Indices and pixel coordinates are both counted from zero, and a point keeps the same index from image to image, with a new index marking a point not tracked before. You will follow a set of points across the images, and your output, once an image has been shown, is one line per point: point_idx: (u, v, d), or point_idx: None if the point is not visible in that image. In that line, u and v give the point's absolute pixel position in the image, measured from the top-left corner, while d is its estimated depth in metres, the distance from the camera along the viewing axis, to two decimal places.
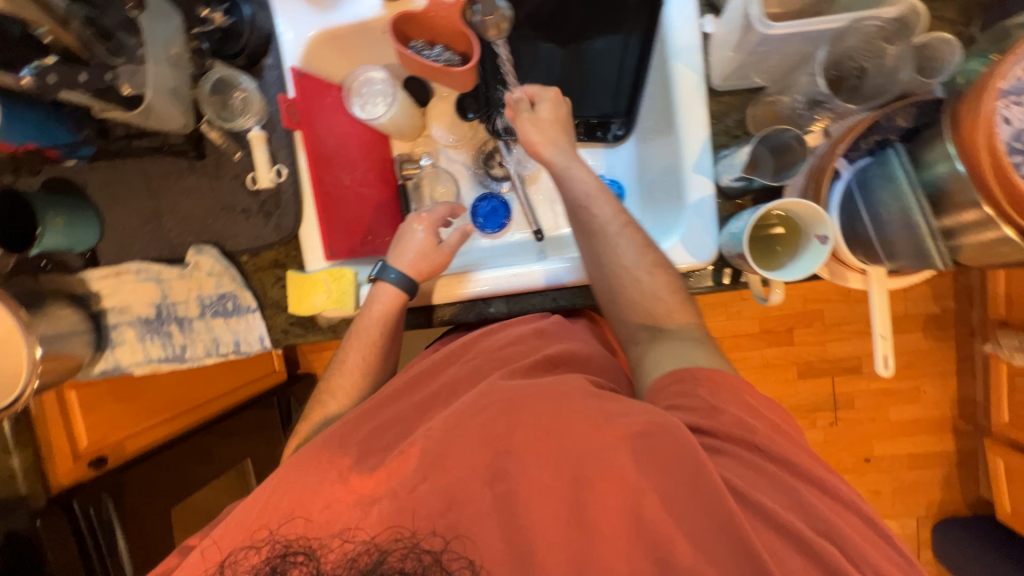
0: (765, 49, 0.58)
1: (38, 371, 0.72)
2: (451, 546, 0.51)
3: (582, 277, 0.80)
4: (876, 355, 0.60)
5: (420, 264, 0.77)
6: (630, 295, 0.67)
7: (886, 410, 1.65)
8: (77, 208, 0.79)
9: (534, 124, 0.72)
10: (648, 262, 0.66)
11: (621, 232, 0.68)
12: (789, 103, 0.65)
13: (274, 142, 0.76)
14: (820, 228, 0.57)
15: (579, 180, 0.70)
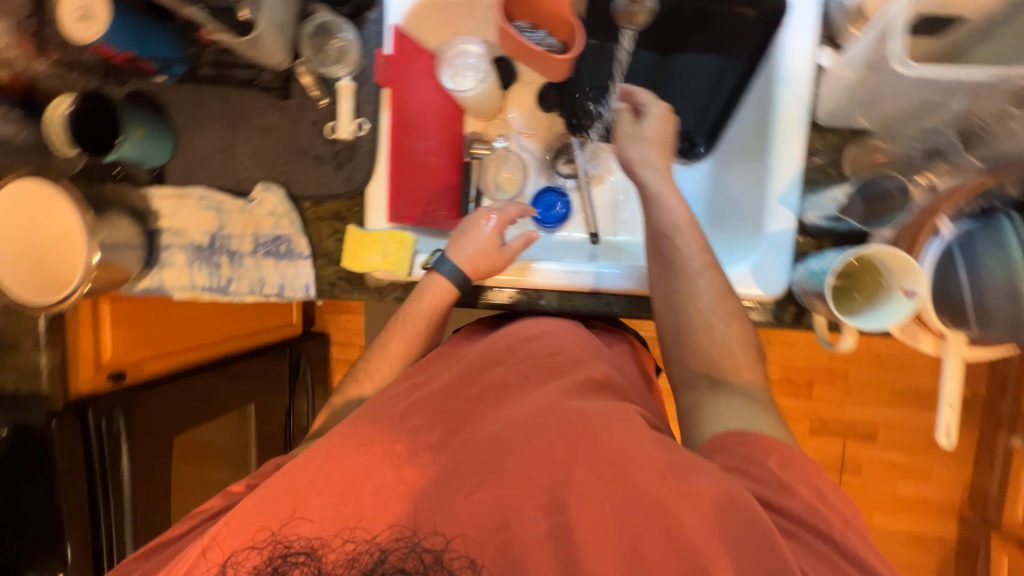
0: (888, 91, 0.57)
1: (89, 278, 0.73)
2: (454, 542, 0.53)
3: (634, 286, 0.80)
4: (938, 425, 0.58)
5: (477, 263, 0.76)
6: (700, 338, 0.66)
7: (894, 483, 1.61)
8: (155, 121, 0.79)
9: (636, 141, 0.74)
10: (725, 311, 0.66)
11: (703, 272, 0.67)
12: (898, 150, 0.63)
13: (361, 96, 0.75)
14: (910, 282, 0.54)
15: (669, 210, 0.70)
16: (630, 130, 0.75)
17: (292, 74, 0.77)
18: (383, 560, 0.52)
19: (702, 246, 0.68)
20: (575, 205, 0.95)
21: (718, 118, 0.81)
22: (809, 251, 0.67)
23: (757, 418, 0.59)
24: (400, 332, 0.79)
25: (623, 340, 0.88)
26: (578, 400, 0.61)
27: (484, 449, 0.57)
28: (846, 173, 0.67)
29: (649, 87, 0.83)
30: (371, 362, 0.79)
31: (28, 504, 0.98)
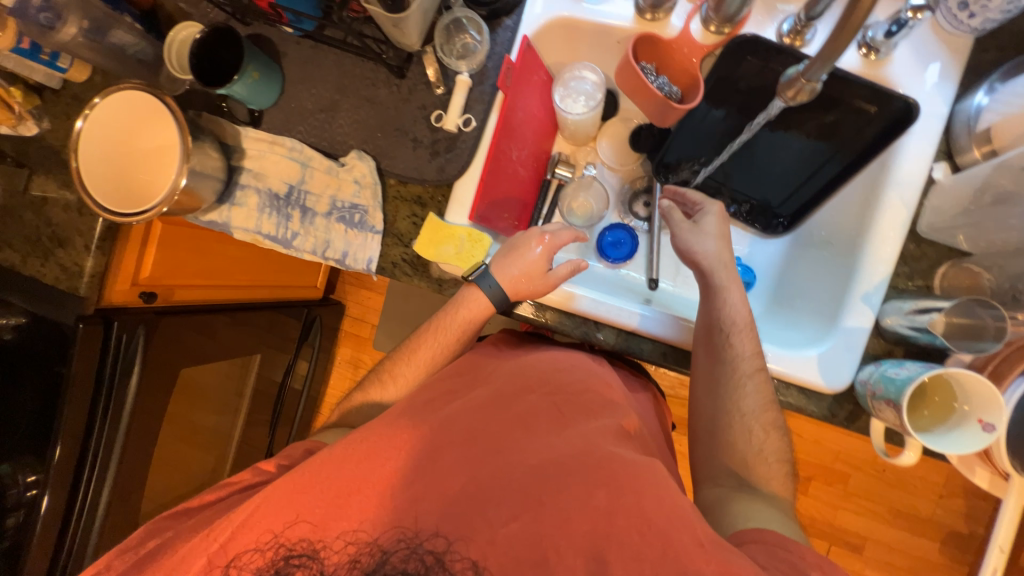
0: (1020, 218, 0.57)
1: (169, 201, 0.73)
2: (454, 549, 0.54)
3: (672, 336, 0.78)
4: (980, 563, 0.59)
5: (520, 285, 0.74)
6: (735, 438, 0.66)
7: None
8: (269, 65, 0.80)
9: (695, 235, 0.74)
10: (765, 421, 0.66)
11: (752, 375, 0.67)
12: (989, 282, 0.63)
13: (475, 94, 0.77)
14: (990, 415, 0.54)
15: (732, 306, 0.69)
16: (688, 224, 0.76)
17: (413, 57, 0.79)
18: (384, 562, 0.54)
19: (754, 352, 0.67)
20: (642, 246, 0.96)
21: (807, 201, 0.82)
22: (879, 354, 0.67)
23: (777, 515, 0.59)
24: (430, 328, 0.79)
25: (646, 389, 0.86)
26: (618, 447, 0.60)
27: (524, 479, 0.57)
28: (933, 287, 0.66)
29: (747, 155, 0.84)
30: (393, 363, 0.79)
31: (23, 406, 0.95)
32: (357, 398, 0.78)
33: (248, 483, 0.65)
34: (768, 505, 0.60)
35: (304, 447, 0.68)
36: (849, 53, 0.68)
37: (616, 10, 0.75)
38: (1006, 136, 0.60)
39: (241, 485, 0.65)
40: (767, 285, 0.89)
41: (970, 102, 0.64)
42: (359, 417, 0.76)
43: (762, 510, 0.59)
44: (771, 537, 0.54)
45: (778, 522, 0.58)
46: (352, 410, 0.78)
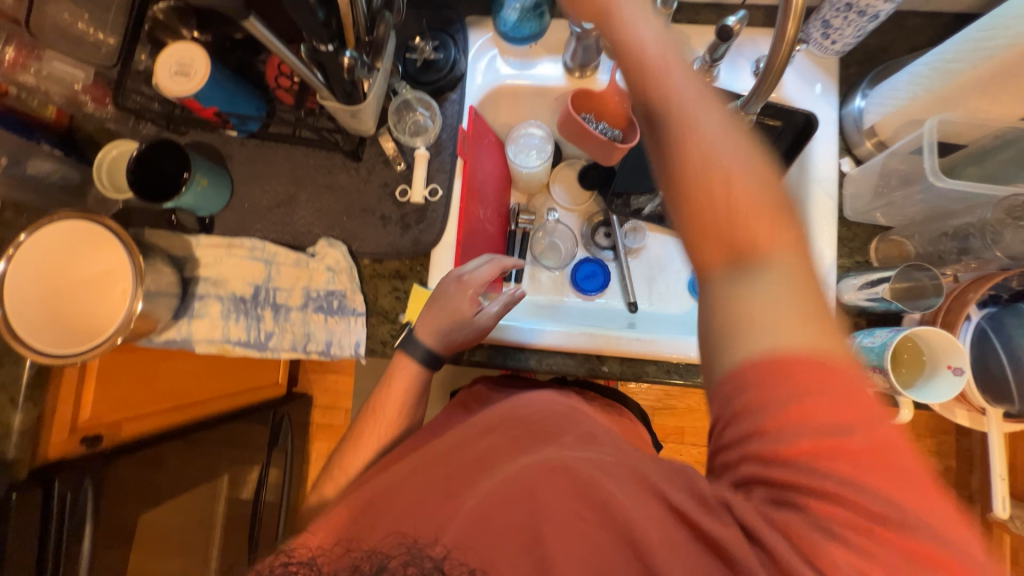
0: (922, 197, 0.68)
1: (125, 330, 0.67)
2: (454, 555, 0.44)
3: (610, 345, 0.81)
4: (993, 495, 0.64)
5: (453, 337, 0.73)
6: (701, 192, 0.40)
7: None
8: (219, 172, 0.79)
9: None
10: (739, 148, 0.40)
11: (703, 109, 0.42)
12: (915, 247, 0.73)
13: (435, 164, 0.80)
14: (956, 360, 0.61)
15: (648, 36, 0.45)
16: None
17: (367, 139, 0.80)
18: (383, 566, 0.44)
19: (703, 135, 0.41)
20: (613, 272, 1.01)
21: None
22: (849, 327, 0.75)
23: (787, 317, 0.36)
24: (391, 380, 0.73)
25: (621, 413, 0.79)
26: (575, 452, 0.49)
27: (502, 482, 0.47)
28: (871, 260, 0.76)
29: None
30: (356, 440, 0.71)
31: None
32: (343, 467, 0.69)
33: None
34: (796, 281, 0.37)
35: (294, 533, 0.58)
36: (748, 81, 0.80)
37: (548, 72, 0.82)
38: (889, 129, 0.72)
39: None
40: None
41: (852, 106, 0.77)
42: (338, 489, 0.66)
43: (748, 300, 0.37)
44: (781, 397, 0.35)
45: (769, 304, 0.37)
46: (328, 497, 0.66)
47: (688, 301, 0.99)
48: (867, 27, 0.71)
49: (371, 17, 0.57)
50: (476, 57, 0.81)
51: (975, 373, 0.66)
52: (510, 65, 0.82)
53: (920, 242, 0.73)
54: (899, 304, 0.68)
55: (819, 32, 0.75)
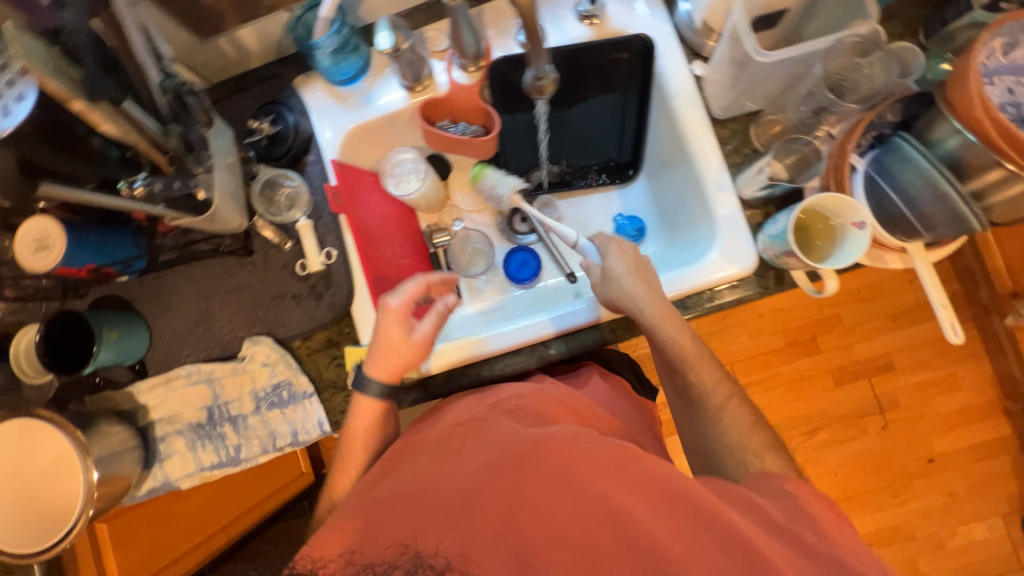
0: (763, 76, 0.67)
1: (92, 500, 0.69)
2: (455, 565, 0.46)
3: (533, 335, 0.79)
4: (942, 324, 0.62)
5: (394, 362, 0.71)
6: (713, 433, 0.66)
7: (915, 426, 1.69)
8: (126, 319, 0.79)
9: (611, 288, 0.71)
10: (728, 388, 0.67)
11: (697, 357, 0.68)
12: (790, 117, 0.73)
13: (321, 228, 0.80)
14: (857, 215, 0.61)
15: (642, 308, 0.69)
16: (600, 276, 0.73)
17: (250, 231, 0.81)
18: None
19: (692, 348, 0.68)
20: (544, 254, 1.01)
21: (636, 139, 0.90)
22: (762, 219, 0.74)
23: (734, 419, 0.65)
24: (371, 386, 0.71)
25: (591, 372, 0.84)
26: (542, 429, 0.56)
27: (484, 461, 0.53)
28: (757, 147, 0.75)
29: (560, 141, 0.92)
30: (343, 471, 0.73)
31: None
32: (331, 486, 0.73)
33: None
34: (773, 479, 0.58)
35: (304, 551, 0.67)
36: (576, 28, 0.78)
37: (390, 98, 0.82)
38: (720, 19, 0.72)
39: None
40: (654, 220, 0.94)
41: (679, 13, 0.77)
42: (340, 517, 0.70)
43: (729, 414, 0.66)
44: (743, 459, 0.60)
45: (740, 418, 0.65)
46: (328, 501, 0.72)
47: None
48: None
49: (163, 134, 0.55)
50: (318, 114, 0.81)
51: (875, 218, 0.62)
52: (351, 106, 0.81)
53: (791, 112, 0.72)
54: (784, 183, 0.70)
55: None
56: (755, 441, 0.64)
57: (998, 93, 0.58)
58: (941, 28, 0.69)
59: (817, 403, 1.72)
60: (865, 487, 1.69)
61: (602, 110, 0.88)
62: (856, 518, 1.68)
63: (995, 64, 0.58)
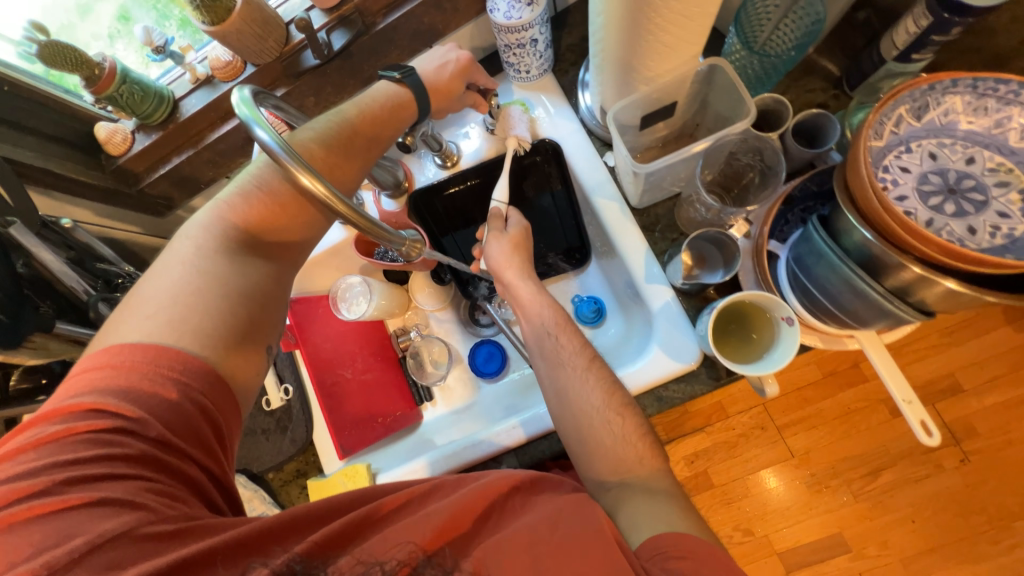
0: (657, 177, 0.64)
1: None
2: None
3: (481, 452, 0.76)
4: (912, 424, 0.53)
5: (440, 79, 0.67)
6: (594, 439, 0.59)
7: (1006, 455, 1.35)
8: None
9: (499, 243, 0.71)
10: (614, 404, 0.61)
11: (587, 369, 0.64)
12: (698, 210, 0.68)
13: (280, 365, 0.89)
14: (781, 310, 0.56)
15: (521, 285, 0.70)
16: (495, 230, 0.73)
17: None
18: None
19: (553, 319, 0.68)
20: (508, 345, 0.99)
21: (578, 226, 0.85)
22: (703, 305, 0.69)
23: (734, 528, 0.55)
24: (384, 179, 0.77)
25: None
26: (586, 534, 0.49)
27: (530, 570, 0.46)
28: (686, 231, 0.72)
29: None
30: (275, 222, 0.59)
31: None
32: (240, 318, 0.52)
33: (125, 426, 0.42)
34: None
35: (180, 354, 0.46)
36: (487, 141, 0.82)
37: (330, 233, 0.88)
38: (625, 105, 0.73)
39: (116, 434, 0.42)
40: (612, 300, 0.88)
41: (584, 106, 0.79)
42: (239, 387, 0.51)
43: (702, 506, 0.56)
44: None
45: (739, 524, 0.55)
46: (213, 237, 0.55)
47: (586, 332, 0.89)
48: (540, 48, 0.72)
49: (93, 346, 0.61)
50: None
51: (806, 307, 0.59)
52: None
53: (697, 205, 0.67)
54: (710, 278, 0.66)
55: (511, 70, 0.77)
56: (619, 428, 0.59)
57: (916, 162, 0.51)
58: (860, 83, 0.64)
59: (873, 441, 1.39)
60: (952, 533, 1.35)
61: (551, 206, 0.86)
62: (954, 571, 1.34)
63: (907, 130, 0.52)
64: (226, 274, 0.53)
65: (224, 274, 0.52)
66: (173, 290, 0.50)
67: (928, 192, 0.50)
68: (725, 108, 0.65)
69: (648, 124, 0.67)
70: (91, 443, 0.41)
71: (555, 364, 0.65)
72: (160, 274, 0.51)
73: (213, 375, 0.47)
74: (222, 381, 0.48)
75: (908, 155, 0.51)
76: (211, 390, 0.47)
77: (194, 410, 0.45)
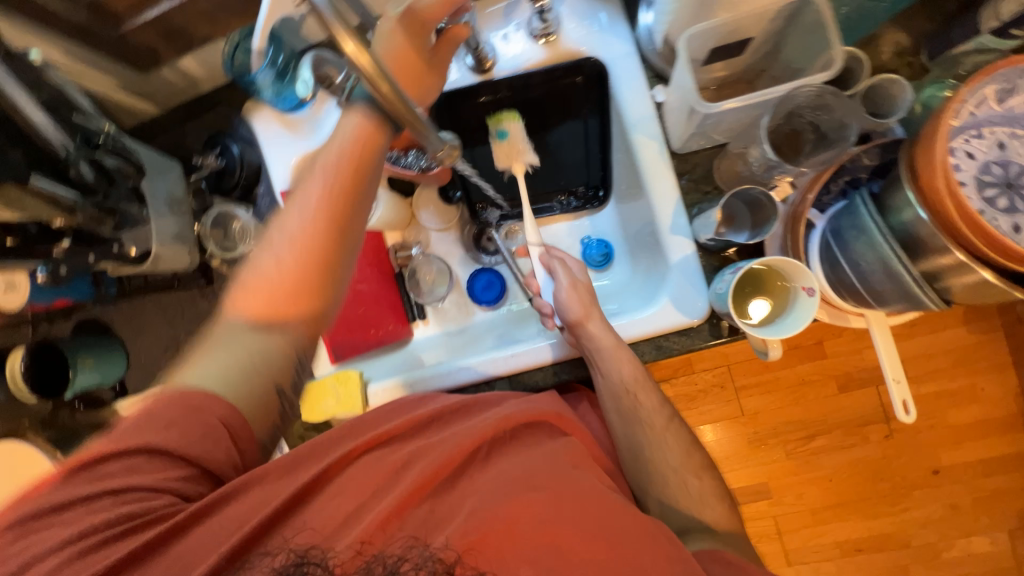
0: (713, 121, 0.60)
1: None
2: (466, 559, 0.46)
3: (478, 376, 0.77)
4: (894, 401, 0.57)
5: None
6: (661, 490, 0.62)
7: (923, 438, 1.48)
8: (104, 346, 0.79)
9: (571, 297, 0.71)
10: (692, 466, 0.63)
11: (667, 428, 0.65)
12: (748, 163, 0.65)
13: None
14: (806, 279, 0.56)
15: (598, 335, 0.68)
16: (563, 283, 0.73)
17: (207, 263, 0.80)
18: None
19: (630, 374, 0.66)
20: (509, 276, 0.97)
21: (602, 161, 0.82)
22: (722, 264, 0.69)
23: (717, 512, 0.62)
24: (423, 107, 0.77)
25: (583, 398, 0.77)
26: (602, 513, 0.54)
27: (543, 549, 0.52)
28: (722, 186, 0.69)
29: None
30: (340, 249, 0.50)
31: None
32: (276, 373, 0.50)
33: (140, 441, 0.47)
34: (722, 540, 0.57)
35: (182, 386, 0.47)
36: (531, 49, 0.74)
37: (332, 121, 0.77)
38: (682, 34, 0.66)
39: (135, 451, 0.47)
40: (622, 245, 0.86)
41: (641, 26, 0.71)
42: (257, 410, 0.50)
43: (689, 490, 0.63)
44: None
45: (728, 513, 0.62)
46: (275, 272, 0.49)
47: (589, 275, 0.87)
48: None
49: (71, 208, 0.59)
50: (264, 137, 0.78)
51: (830, 281, 0.59)
52: (295, 131, 0.77)
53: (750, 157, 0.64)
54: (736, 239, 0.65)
55: None
56: (696, 488, 0.62)
57: (983, 150, 0.49)
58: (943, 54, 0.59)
59: (818, 408, 1.51)
60: (861, 493, 1.51)
61: (576, 135, 0.82)
62: (851, 522, 1.51)
63: (985, 113, 0.49)
64: (269, 347, 0.49)
65: (304, 281, 0.49)
66: (230, 364, 0.49)
67: (986, 183, 0.48)
68: (796, 59, 0.60)
69: (712, 58, 0.62)
70: (116, 460, 0.47)
71: (631, 426, 0.66)
72: (216, 353, 0.49)
73: (204, 400, 0.47)
74: (221, 399, 0.48)
75: (976, 141, 0.49)
76: (201, 404, 0.47)
77: (187, 418, 0.47)
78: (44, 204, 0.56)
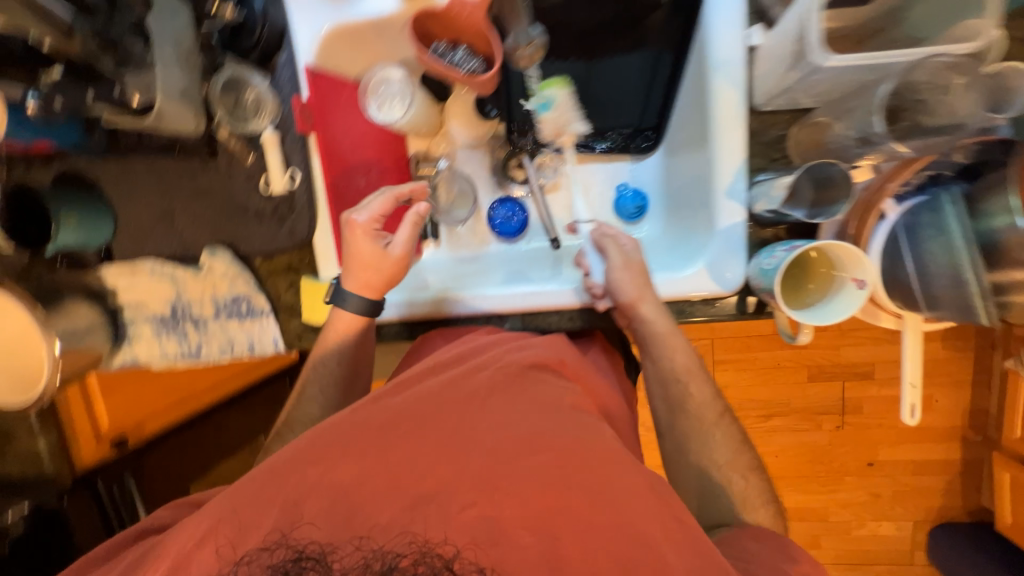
0: (817, 79, 0.54)
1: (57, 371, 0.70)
2: (465, 555, 0.43)
3: (491, 306, 0.74)
4: (902, 402, 0.58)
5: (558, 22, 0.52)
6: (695, 471, 0.65)
7: (870, 433, 1.59)
8: (90, 204, 0.71)
9: (628, 276, 0.69)
10: (739, 465, 0.64)
11: (717, 423, 0.66)
12: (839, 134, 0.60)
13: (288, 146, 0.72)
14: (859, 271, 0.54)
15: (652, 319, 0.67)
16: (618, 260, 0.70)
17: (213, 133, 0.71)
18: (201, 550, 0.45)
19: (685, 363, 0.68)
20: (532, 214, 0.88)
21: (662, 103, 0.76)
22: (768, 239, 0.66)
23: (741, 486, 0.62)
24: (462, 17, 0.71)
25: (594, 343, 0.78)
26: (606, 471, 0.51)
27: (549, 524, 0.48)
28: (793, 156, 0.64)
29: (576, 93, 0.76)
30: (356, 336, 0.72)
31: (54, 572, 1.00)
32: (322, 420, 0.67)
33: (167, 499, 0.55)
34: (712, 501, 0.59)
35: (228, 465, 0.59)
36: None
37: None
38: None
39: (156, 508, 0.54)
40: (660, 201, 0.81)
41: None
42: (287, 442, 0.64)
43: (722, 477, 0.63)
44: None
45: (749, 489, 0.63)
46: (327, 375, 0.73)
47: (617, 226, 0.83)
48: None
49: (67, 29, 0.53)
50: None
51: (883, 275, 0.58)
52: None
53: (847, 127, 0.59)
54: (795, 212, 0.61)
55: None
56: (743, 490, 0.62)
57: None
58: None
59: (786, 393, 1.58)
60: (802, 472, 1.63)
61: (642, 69, 0.74)
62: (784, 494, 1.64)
63: None
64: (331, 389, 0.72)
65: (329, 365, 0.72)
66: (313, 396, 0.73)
67: None
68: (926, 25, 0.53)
69: None
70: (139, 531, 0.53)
71: (681, 416, 0.67)
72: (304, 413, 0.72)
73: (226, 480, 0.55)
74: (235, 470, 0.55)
75: None
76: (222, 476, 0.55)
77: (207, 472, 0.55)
78: (32, 15, 0.50)
